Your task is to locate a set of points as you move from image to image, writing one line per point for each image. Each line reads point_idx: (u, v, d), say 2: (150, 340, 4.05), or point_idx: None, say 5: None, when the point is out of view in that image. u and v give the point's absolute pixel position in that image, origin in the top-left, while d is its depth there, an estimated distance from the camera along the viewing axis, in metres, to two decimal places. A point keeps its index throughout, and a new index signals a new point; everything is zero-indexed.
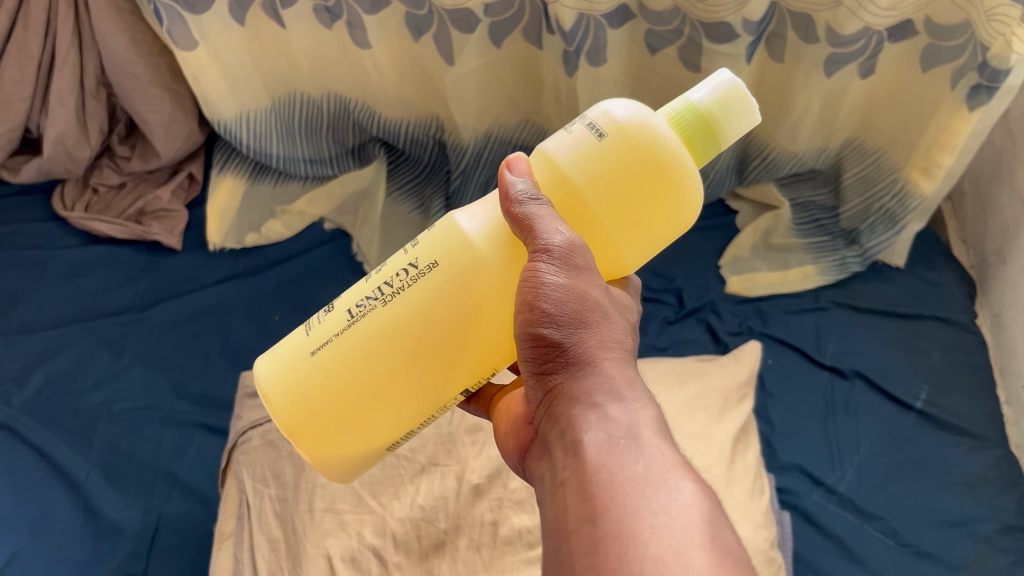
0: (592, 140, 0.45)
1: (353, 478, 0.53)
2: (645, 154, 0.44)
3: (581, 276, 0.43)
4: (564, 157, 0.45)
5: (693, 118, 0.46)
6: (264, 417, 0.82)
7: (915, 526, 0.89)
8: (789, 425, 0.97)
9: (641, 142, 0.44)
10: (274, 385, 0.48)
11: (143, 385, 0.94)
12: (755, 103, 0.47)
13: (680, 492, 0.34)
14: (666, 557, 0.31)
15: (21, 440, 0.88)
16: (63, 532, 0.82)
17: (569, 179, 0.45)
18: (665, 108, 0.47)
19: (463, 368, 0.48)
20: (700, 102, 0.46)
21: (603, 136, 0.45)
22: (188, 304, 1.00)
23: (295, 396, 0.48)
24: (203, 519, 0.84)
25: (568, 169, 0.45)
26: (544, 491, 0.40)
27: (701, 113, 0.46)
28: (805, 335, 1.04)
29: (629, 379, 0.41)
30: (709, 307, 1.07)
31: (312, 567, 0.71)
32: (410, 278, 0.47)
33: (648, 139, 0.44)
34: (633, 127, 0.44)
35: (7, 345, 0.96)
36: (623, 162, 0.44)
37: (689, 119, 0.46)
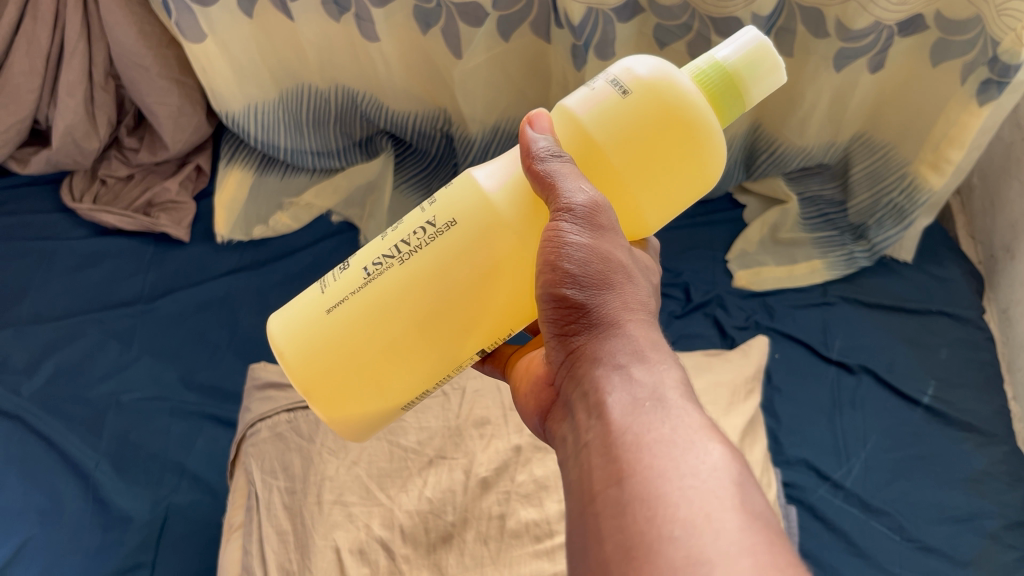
0: (614, 95, 0.45)
1: (367, 437, 0.54)
2: (669, 111, 0.44)
3: (605, 237, 0.43)
4: (586, 113, 0.45)
5: (718, 76, 0.46)
6: (272, 410, 0.82)
7: (921, 521, 0.89)
8: (795, 420, 0.97)
9: (665, 98, 0.44)
10: (290, 342, 0.48)
11: (151, 377, 0.94)
12: (781, 63, 0.47)
13: (708, 454, 0.33)
14: (697, 520, 0.30)
15: (31, 430, 0.88)
16: (72, 523, 0.83)
17: (591, 136, 0.45)
18: (689, 65, 0.47)
19: (479, 328, 0.48)
20: (726, 60, 0.46)
21: (626, 92, 0.44)
22: (197, 295, 1.01)
23: (310, 353, 0.48)
24: (211, 510, 0.85)
25: (590, 125, 0.45)
26: (567, 452, 0.40)
27: (726, 70, 0.46)
28: (812, 330, 1.04)
29: (653, 340, 0.41)
30: (715, 301, 1.08)
31: (321, 560, 0.71)
32: (427, 236, 0.47)
33: (672, 94, 0.44)
34: (656, 83, 0.44)
35: (15, 335, 0.96)
36: (646, 117, 0.44)
37: (713, 77, 0.46)
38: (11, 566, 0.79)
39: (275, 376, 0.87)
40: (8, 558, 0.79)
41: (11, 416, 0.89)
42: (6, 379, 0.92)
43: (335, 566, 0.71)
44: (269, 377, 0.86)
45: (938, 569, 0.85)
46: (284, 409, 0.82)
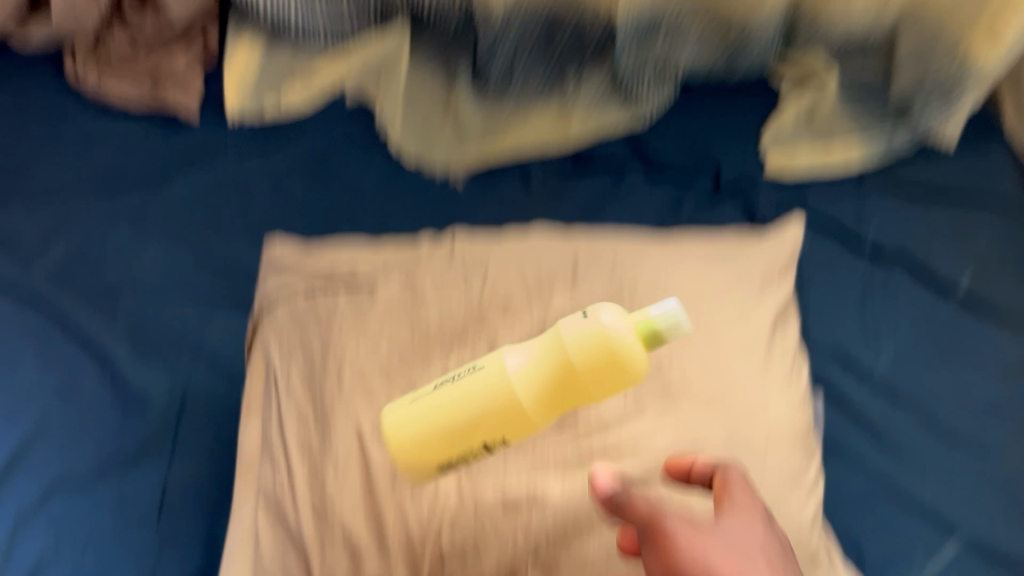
0: (580, 320, 0.56)
1: None
2: (608, 348, 0.56)
3: None
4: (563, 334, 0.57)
5: (645, 326, 0.56)
6: (282, 295, 0.71)
7: (952, 408, 0.91)
8: (823, 311, 0.96)
9: (608, 339, 0.56)
10: (387, 411, 0.60)
11: (166, 257, 0.95)
12: (685, 319, 0.56)
13: None
14: None
15: (47, 312, 0.90)
16: (90, 402, 0.85)
17: (562, 354, 0.57)
18: (633, 317, 0.58)
19: None
20: (654, 316, 0.56)
21: (587, 316, 0.57)
22: (212, 174, 1.01)
23: (401, 428, 0.59)
24: (227, 392, 0.87)
25: (561, 342, 0.57)
26: None
27: (653, 322, 0.56)
28: (846, 216, 1.01)
29: None
30: (747, 185, 1.03)
31: (341, 439, 0.64)
32: None
33: (611, 336, 0.56)
34: (607, 324, 0.56)
35: (27, 212, 0.97)
36: (593, 344, 0.56)
37: (641, 330, 0.56)
38: (34, 445, 0.83)
39: (293, 254, 0.74)
40: (29, 434, 0.83)
41: (25, 299, 0.91)
42: (18, 254, 0.94)
43: (354, 446, 0.63)
44: (286, 257, 0.73)
45: (963, 460, 0.88)
46: (300, 291, 0.70)
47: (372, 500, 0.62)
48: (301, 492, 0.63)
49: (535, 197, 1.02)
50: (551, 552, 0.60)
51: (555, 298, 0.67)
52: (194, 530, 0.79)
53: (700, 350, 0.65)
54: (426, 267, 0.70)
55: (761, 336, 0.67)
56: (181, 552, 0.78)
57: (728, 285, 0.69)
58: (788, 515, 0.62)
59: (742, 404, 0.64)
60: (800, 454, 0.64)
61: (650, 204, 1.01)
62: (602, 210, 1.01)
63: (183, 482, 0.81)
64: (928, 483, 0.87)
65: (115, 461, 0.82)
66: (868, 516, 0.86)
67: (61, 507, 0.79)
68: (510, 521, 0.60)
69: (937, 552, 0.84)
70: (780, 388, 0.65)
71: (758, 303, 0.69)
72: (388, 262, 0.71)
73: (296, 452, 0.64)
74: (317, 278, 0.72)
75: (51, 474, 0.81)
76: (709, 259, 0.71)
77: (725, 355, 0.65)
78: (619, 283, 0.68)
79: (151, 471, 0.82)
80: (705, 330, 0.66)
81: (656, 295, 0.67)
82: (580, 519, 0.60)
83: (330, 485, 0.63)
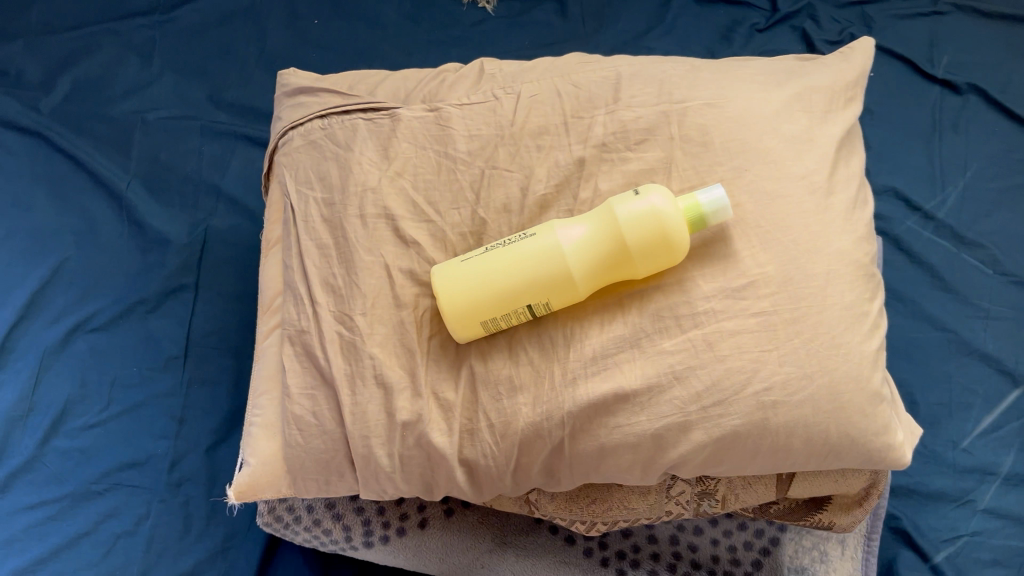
0: (631, 196, 0.53)
1: None
2: (651, 218, 0.52)
3: None
4: (611, 204, 0.53)
5: (687, 206, 0.53)
6: (305, 116, 0.64)
7: (1018, 254, 0.84)
8: (886, 145, 0.89)
9: (652, 208, 0.52)
10: (436, 274, 0.56)
11: (176, 93, 0.93)
12: (727, 207, 0.52)
13: None
14: None
15: (55, 149, 0.89)
16: (109, 242, 0.87)
17: (606, 221, 0.53)
18: (683, 197, 0.54)
19: None
20: (701, 197, 0.53)
21: (638, 193, 0.53)
22: (219, 5, 0.96)
23: (452, 289, 0.54)
24: (249, 232, 0.88)
25: (606, 214, 0.53)
26: None
27: (698, 204, 0.52)
28: (916, 45, 0.92)
29: None
30: (807, 11, 0.94)
31: (368, 276, 0.57)
32: None
33: (653, 206, 0.52)
34: (654, 197, 0.52)
35: (29, 47, 0.92)
36: (637, 216, 0.52)
37: (688, 215, 0.53)
38: (52, 285, 0.85)
39: (309, 79, 0.66)
40: (49, 277, 0.85)
41: (30, 133, 0.89)
42: (22, 95, 0.91)
43: (385, 284, 0.57)
44: (300, 81, 0.66)
45: None
46: (318, 115, 0.63)
47: (405, 336, 0.56)
48: (328, 331, 0.56)
49: (574, 23, 0.95)
50: (581, 398, 0.53)
51: (595, 123, 0.60)
52: (222, 371, 0.83)
53: (754, 173, 0.56)
54: (454, 91, 0.64)
55: (825, 154, 0.58)
56: (210, 390, 0.82)
57: (793, 101, 0.60)
58: (848, 354, 0.53)
59: (801, 229, 0.55)
60: (866, 288, 0.55)
61: (698, 32, 0.94)
62: (647, 36, 0.94)
63: (207, 325, 0.84)
64: (992, 331, 0.82)
65: (137, 302, 0.85)
66: (926, 363, 0.82)
67: (85, 347, 0.83)
68: (547, 367, 0.55)
69: (997, 401, 0.80)
70: (845, 215, 0.56)
71: (824, 122, 0.60)
72: (412, 90, 0.65)
73: (322, 293, 0.58)
74: (334, 97, 0.64)
75: (72, 314, 0.84)
76: (770, 78, 0.62)
77: (781, 173, 0.56)
78: (666, 105, 0.59)
79: (173, 313, 0.85)
80: (758, 150, 0.57)
81: (709, 116, 0.58)
82: (615, 363, 0.54)
83: (361, 327, 0.56)
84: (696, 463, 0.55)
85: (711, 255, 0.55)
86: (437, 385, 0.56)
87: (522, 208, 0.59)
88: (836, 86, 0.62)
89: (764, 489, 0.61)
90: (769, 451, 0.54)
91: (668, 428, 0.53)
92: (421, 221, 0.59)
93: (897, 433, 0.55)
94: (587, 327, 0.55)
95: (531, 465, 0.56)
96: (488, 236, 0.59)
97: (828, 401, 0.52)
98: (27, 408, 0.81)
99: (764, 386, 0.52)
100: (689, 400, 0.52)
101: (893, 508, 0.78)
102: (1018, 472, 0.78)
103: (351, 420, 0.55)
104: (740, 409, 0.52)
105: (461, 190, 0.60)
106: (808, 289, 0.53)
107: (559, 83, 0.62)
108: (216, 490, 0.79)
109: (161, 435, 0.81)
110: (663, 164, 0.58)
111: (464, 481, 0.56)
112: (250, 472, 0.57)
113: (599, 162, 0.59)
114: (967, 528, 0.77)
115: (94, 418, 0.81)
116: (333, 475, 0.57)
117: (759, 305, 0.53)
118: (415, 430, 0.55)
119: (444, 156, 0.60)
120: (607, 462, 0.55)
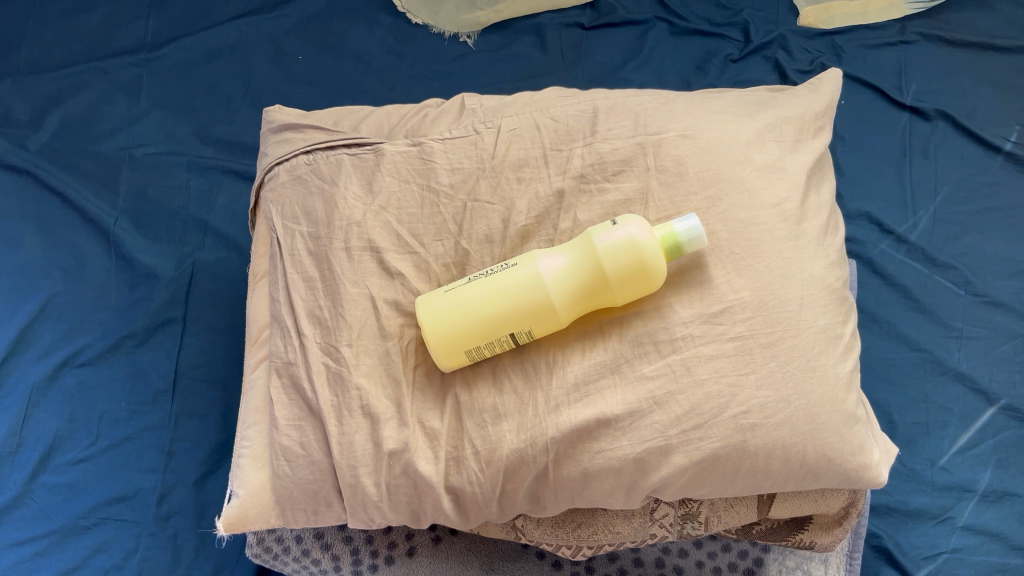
0: (609, 225, 0.54)
1: None
2: (630, 248, 0.53)
3: None
4: (590, 233, 0.55)
5: (664, 235, 0.54)
6: (290, 151, 0.65)
7: (989, 275, 0.86)
8: (859, 169, 0.91)
9: (630, 238, 0.53)
10: (421, 304, 0.57)
11: (163, 129, 0.94)
12: (702, 235, 0.54)
13: None
14: None
15: (42, 185, 0.90)
16: (97, 277, 0.87)
17: (587, 251, 0.54)
18: (660, 225, 0.56)
19: None
20: (677, 227, 0.54)
21: (616, 223, 0.54)
22: (205, 42, 0.97)
23: (436, 318, 0.56)
24: (236, 265, 0.89)
25: (586, 243, 0.54)
26: None
27: (675, 233, 0.54)
28: (885, 73, 0.95)
29: None
30: (778, 42, 0.97)
31: (354, 308, 0.59)
32: None
33: (632, 237, 0.53)
34: (632, 228, 0.54)
35: (17, 86, 0.94)
36: (616, 246, 0.53)
37: (664, 244, 0.54)
38: (40, 320, 0.85)
39: (295, 116, 0.67)
40: (37, 312, 0.85)
41: (18, 171, 0.90)
42: (9, 133, 0.92)
43: (370, 315, 0.59)
44: (286, 118, 0.67)
45: (1001, 324, 0.85)
46: (303, 151, 0.64)
47: (391, 366, 0.58)
48: (315, 362, 0.58)
49: (553, 56, 0.97)
50: (564, 424, 0.54)
51: (573, 155, 0.61)
52: (209, 403, 0.84)
53: (728, 201, 0.58)
54: (436, 126, 0.66)
55: (797, 183, 0.59)
56: (199, 423, 0.83)
57: (765, 131, 0.61)
58: (822, 376, 0.54)
59: (775, 256, 0.56)
60: (839, 311, 0.57)
61: (674, 63, 0.97)
62: (624, 67, 0.96)
63: (194, 358, 0.85)
64: (966, 350, 0.84)
65: (125, 336, 0.85)
66: (903, 383, 0.83)
67: (73, 383, 0.84)
68: (530, 394, 0.56)
69: (973, 419, 0.82)
70: (817, 241, 0.58)
71: (794, 151, 0.62)
72: (395, 125, 0.67)
73: (308, 325, 0.59)
74: (319, 132, 0.65)
75: (60, 349, 0.85)
76: (742, 109, 0.64)
77: (754, 201, 0.58)
78: (642, 137, 0.61)
79: (161, 346, 0.86)
80: (732, 179, 0.59)
81: (684, 146, 0.60)
82: (597, 389, 0.55)
83: (347, 358, 0.57)
84: (677, 487, 0.56)
85: (688, 282, 0.57)
86: (423, 414, 0.58)
87: (504, 239, 0.60)
88: (806, 116, 0.64)
89: (745, 509, 0.62)
90: (748, 473, 0.55)
91: (650, 452, 0.54)
92: (405, 252, 0.61)
93: (873, 452, 0.57)
94: (569, 355, 0.57)
95: (516, 492, 0.57)
96: (471, 266, 0.60)
97: (805, 423, 0.54)
98: (15, 444, 0.81)
99: (743, 408, 0.53)
100: (669, 424, 0.54)
101: (873, 527, 0.79)
102: (995, 489, 0.80)
103: (338, 450, 0.56)
104: (719, 432, 0.53)
105: (444, 222, 0.61)
106: (783, 314, 0.55)
107: (538, 116, 0.63)
108: (204, 521, 0.79)
109: (149, 467, 0.81)
110: (640, 195, 0.60)
111: (451, 509, 0.57)
112: (239, 503, 0.58)
113: (578, 193, 0.60)
114: (947, 545, 0.78)
115: (81, 453, 0.81)
116: (321, 505, 0.57)
117: (735, 330, 0.55)
118: (402, 458, 0.56)
119: (426, 189, 0.62)
120: (591, 487, 0.56)
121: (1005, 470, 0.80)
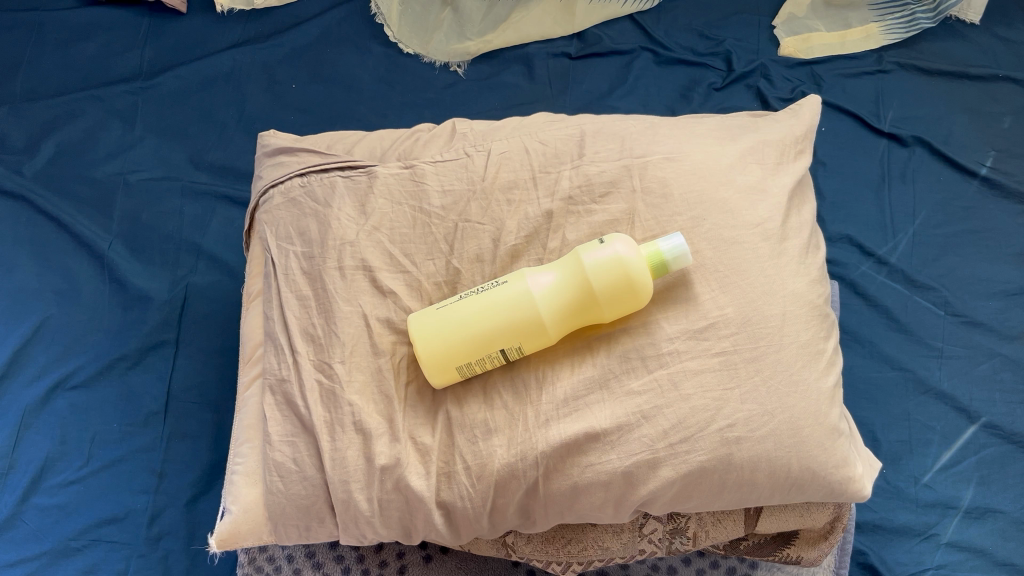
0: (598, 244, 0.56)
1: None
2: (620, 265, 0.55)
3: None
4: (583, 251, 0.56)
5: (650, 253, 0.56)
6: (285, 174, 0.66)
7: (969, 295, 0.88)
8: (839, 194, 0.94)
9: (620, 257, 0.55)
10: (413, 323, 0.58)
11: (158, 155, 0.96)
12: (689, 255, 0.56)
13: None
14: None
15: (37, 210, 0.91)
16: (91, 300, 0.88)
17: (578, 268, 0.55)
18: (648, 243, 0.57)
19: None
20: (662, 247, 0.56)
21: (603, 242, 0.56)
22: (201, 70, 1.00)
23: (427, 335, 0.57)
24: (229, 288, 0.90)
25: (578, 260, 0.56)
26: None
27: (659, 253, 0.56)
28: (864, 101, 0.98)
29: None
30: (760, 71, 0.99)
31: (346, 325, 0.60)
32: None
33: (620, 257, 0.55)
34: (621, 247, 0.55)
35: (13, 112, 0.96)
36: (605, 263, 0.55)
37: (651, 262, 0.56)
38: (33, 343, 0.86)
39: (289, 140, 0.69)
40: (31, 334, 0.86)
41: (14, 196, 0.92)
42: (7, 159, 0.94)
43: (363, 333, 0.60)
44: (280, 142, 0.68)
45: (980, 343, 0.86)
46: (298, 173, 0.65)
47: (383, 383, 0.59)
48: (309, 380, 0.58)
49: (541, 84, 1.00)
50: (554, 438, 0.55)
51: (562, 177, 0.63)
52: (201, 425, 0.84)
53: (712, 221, 0.60)
54: (427, 150, 0.67)
55: (778, 202, 0.61)
56: (190, 445, 0.83)
57: (747, 155, 0.64)
58: (807, 390, 0.56)
59: (757, 273, 0.58)
60: (821, 327, 0.58)
61: (659, 90, 0.99)
62: (610, 95, 0.99)
63: (187, 380, 0.86)
64: (947, 369, 0.86)
65: (117, 359, 0.86)
66: (887, 403, 0.85)
67: (65, 406, 0.84)
68: (520, 410, 0.57)
69: (955, 436, 0.83)
70: (798, 258, 0.60)
71: (776, 173, 0.64)
72: (388, 149, 0.69)
73: (301, 342, 0.60)
74: (313, 156, 0.67)
75: (53, 372, 0.85)
76: (724, 133, 0.66)
77: (737, 221, 0.60)
78: (628, 159, 0.63)
79: (153, 369, 0.86)
80: (716, 200, 0.60)
81: (669, 169, 0.62)
82: (586, 404, 0.56)
83: (340, 375, 0.58)
84: (666, 500, 0.57)
85: (673, 299, 0.58)
86: (414, 430, 0.58)
87: (495, 257, 0.62)
88: (786, 140, 0.66)
89: (733, 524, 0.63)
90: (735, 485, 0.56)
91: (638, 465, 0.55)
92: (397, 272, 0.62)
93: (856, 465, 0.58)
94: (558, 370, 0.58)
95: (506, 506, 0.57)
96: (463, 285, 0.62)
97: (789, 436, 0.55)
98: (6, 466, 0.82)
99: (729, 422, 0.55)
100: (657, 437, 0.55)
101: (859, 543, 0.80)
102: (978, 505, 0.81)
103: (331, 466, 0.56)
104: (705, 445, 0.55)
105: (436, 242, 0.63)
106: (766, 329, 0.56)
107: (527, 140, 0.65)
108: (196, 541, 0.80)
109: (139, 489, 0.81)
110: (627, 215, 0.61)
111: (442, 524, 0.58)
112: (231, 520, 0.58)
113: (566, 214, 0.62)
114: (932, 561, 0.79)
115: (73, 474, 0.82)
116: (313, 521, 0.58)
117: (720, 345, 0.56)
118: (394, 473, 0.56)
119: (419, 210, 0.63)
120: (579, 501, 0.57)
121: (988, 486, 0.81)
